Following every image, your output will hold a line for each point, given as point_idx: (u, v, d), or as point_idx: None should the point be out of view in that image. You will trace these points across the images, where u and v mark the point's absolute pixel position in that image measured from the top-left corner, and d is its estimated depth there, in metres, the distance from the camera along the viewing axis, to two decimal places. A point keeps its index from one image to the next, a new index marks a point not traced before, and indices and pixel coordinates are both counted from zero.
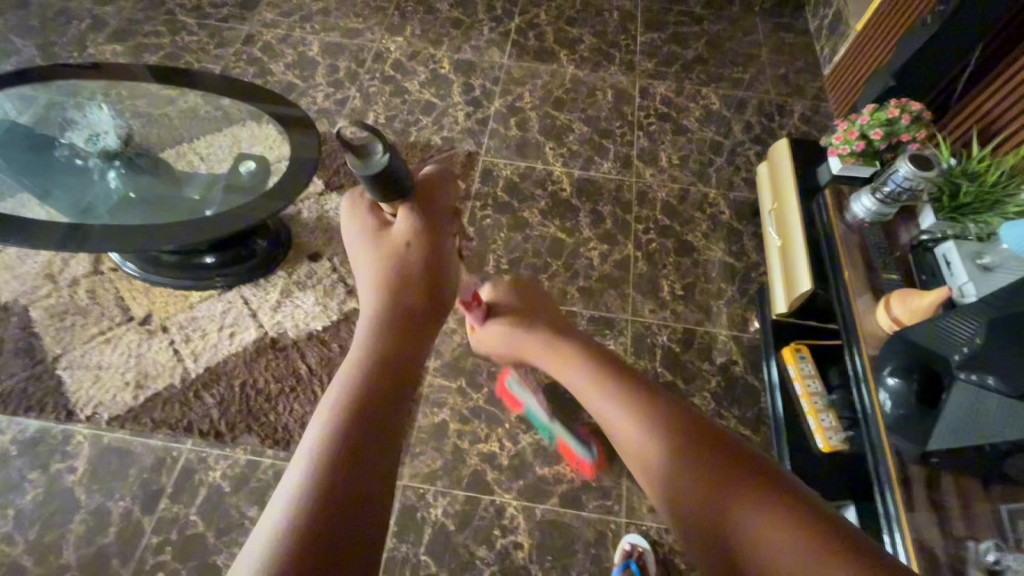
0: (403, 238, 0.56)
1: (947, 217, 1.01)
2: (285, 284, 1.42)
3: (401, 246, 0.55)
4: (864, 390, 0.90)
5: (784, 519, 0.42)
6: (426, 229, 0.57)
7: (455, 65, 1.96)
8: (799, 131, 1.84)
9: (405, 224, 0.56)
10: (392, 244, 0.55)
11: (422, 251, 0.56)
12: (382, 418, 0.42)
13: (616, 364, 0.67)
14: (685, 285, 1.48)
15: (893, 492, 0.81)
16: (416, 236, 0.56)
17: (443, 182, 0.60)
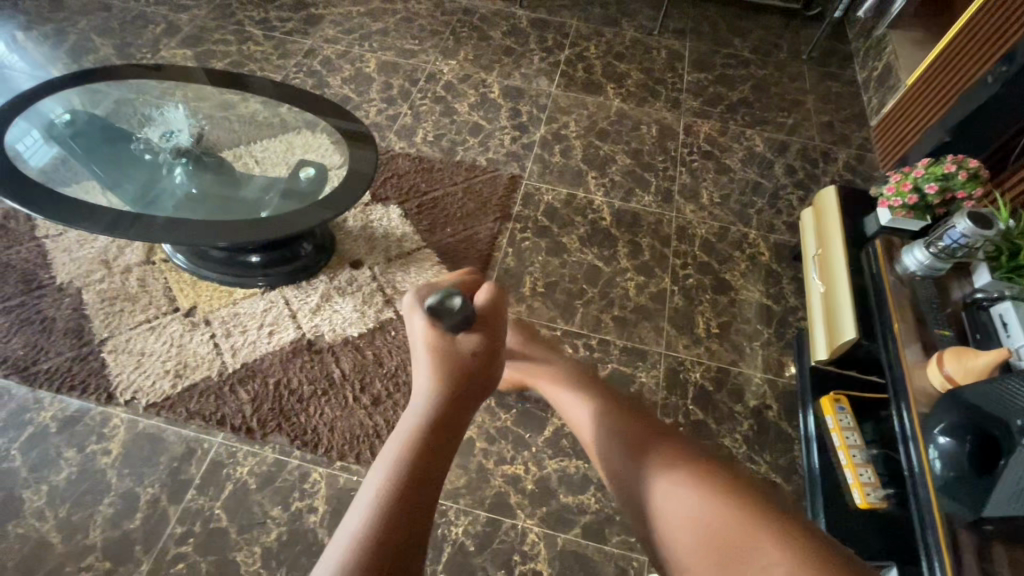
0: (465, 356, 0.58)
1: (1003, 277, 0.99)
2: (326, 288, 1.45)
3: (465, 361, 0.57)
4: (911, 448, 0.88)
5: (715, 498, 0.60)
6: (490, 347, 0.59)
7: (505, 91, 2.02)
8: (843, 179, 1.84)
9: (471, 346, 0.58)
10: (454, 359, 0.57)
11: (479, 362, 0.58)
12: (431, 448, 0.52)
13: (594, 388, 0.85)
14: (721, 323, 1.47)
15: (944, 561, 0.76)
16: (479, 352, 0.58)
17: (503, 304, 0.62)
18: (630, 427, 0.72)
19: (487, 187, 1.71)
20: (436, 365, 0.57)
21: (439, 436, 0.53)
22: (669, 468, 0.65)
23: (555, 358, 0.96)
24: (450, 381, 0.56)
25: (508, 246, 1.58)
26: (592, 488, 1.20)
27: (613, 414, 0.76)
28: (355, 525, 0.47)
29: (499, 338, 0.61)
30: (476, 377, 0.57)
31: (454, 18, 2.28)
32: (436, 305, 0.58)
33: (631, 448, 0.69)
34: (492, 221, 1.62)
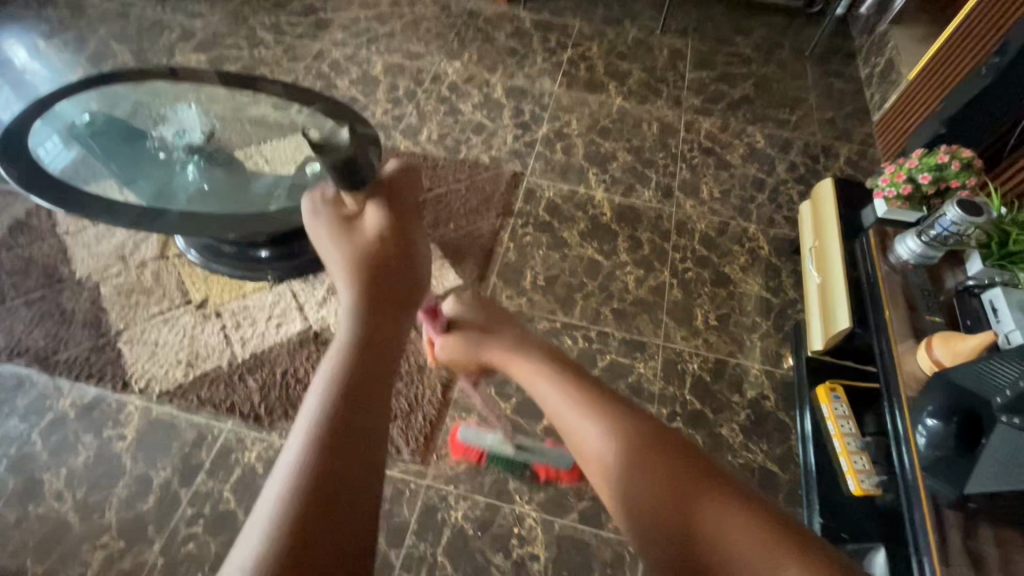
0: (371, 228, 0.62)
1: (995, 264, 1.00)
2: (332, 282, 1.50)
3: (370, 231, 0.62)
4: (904, 450, 0.87)
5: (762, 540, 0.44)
6: (392, 221, 0.64)
7: (508, 91, 2.06)
8: (845, 174, 1.84)
9: (374, 218, 0.63)
10: (360, 233, 0.62)
11: (383, 236, 0.61)
12: (358, 404, 0.43)
13: (584, 378, 0.62)
14: (720, 315, 1.49)
15: (928, 544, 0.78)
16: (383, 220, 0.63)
17: (404, 184, 0.71)
18: (656, 443, 0.52)
19: (489, 185, 1.74)
20: (343, 243, 0.60)
21: (370, 359, 0.47)
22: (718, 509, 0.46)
23: (528, 339, 0.76)
24: (359, 260, 0.58)
25: (510, 241, 1.61)
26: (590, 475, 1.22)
27: (630, 425, 0.54)
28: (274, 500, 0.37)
29: (400, 209, 0.66)
30: (389, 251, 0.60)
31: (459, 21, 2.32)
32: (319, 146, 0.69)
33: (659, 473, 0.49)
34: (493, 217, 1.66)
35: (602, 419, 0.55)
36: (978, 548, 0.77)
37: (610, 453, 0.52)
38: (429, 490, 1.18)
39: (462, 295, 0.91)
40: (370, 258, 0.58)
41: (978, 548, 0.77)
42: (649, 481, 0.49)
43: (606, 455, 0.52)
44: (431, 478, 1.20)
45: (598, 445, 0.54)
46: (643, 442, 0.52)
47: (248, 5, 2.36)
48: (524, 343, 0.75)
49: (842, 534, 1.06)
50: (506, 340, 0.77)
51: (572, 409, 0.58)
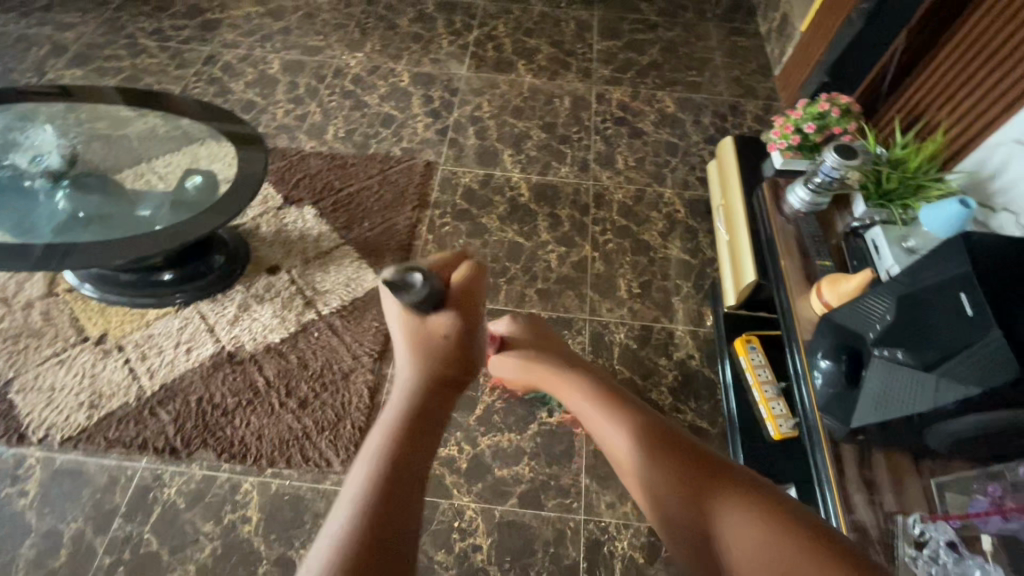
0: (440, 334, 0.56)
1: (875, 205, 1.06)
2: (243, 298, 1.42)
3: (436, 337, 0.55)
4: (804, 389, 0.89)
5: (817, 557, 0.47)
6: (460, 322, 0.57)
7: (415, 78, 1.99)
8: (752, 130, 1.89)
9: (441, 321, 0.56)
10: (427, 339, 0.56)
11: (452, 344, 0.56)
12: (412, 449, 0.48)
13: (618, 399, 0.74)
14: (642, 283, 1.51)
15: (828, 481, 0.81)
16: (451, 327, 0.56)
17: (477, 281, 0.59)
18: (667, 445, 0.62)
19: (402, 178, 1.69)
20: (410, 349, 0.56)
21: (418, 427, 0.50)
22: (727, 492, 0.55)
23: (572, 362, 0.90)
24: (425, 359, 0.55)
25: (428, 233, 1.58)
26: (526, 459, 1.22)
27: (648, 426, 0.66)
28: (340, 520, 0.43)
29: (470, 315, 0.57)
30: (455, 365, 0.56)
31: (359, 10, 2.21)
32: (393, 279, 0.55)
33: (672, 467, 0.59)
34: (410, 210, 1.61)
35: (628, 428, 0.67)
36: (875, 478, 0.80)
37: (635, 460, 0.63)
38: None
39: (518, 321, 1.06)
40: (437, 363, 0.55)
41: (873, 476, 0.80)
42: (680, 491, 0.57)
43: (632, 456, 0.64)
44: None
45: (623, 444, 0.66)
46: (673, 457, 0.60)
47: (125, 11, 2.18)
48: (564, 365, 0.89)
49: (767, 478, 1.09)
50: (547, 357, 0.93)
51: (608, 421, 0.71)
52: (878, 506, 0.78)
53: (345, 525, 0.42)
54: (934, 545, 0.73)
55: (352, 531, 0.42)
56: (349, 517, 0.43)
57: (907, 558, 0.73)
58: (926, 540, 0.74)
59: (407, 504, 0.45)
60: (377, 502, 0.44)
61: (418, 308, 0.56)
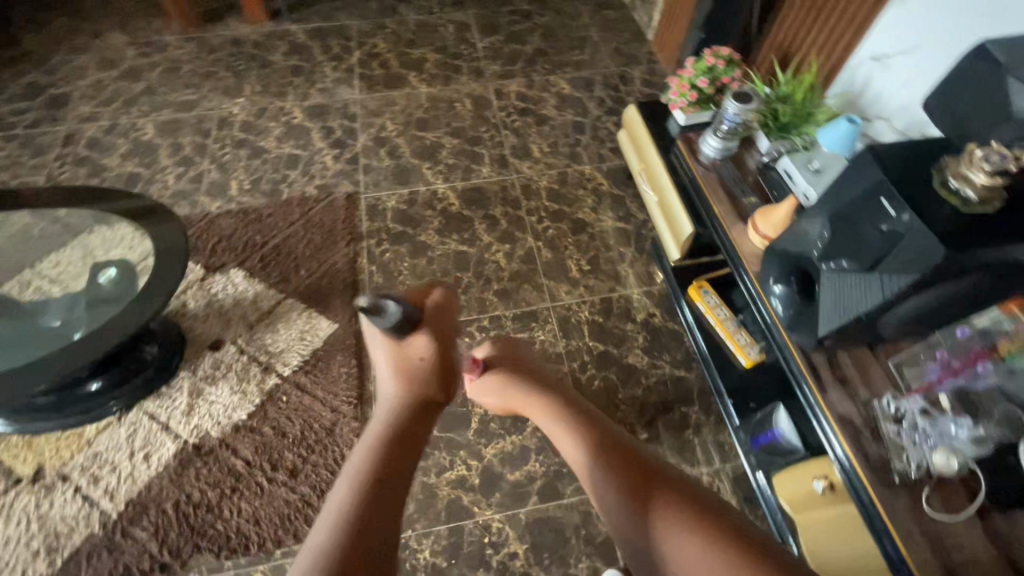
0: (418, 353, 0.68)
1: (777, 138, 1.18)
2: (192, 383, 1.31)
3: (416, 360, 0.68)
4: (763, 308, 1.00)
5: (725, 541, 0.52)
6: (438, 343, 0.69)
7: (307, 112, 1.90)
8: (644, 95, 2.01)
9: (420, 341, 0.68)
10: (408, 358, 0.68)
11: (433, 360, 0.69)
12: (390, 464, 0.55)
13: (588, 420, 0.78)
14: (590, 259, 1.57)
15: (809, 384, 0.91)
16: (429, 351, 0.69)
17: (449, 306, 0.73)
18: (612, 450, 0.69)
19: (326, 216, 1.62)
20: (395, 365, 0.68)
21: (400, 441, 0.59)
22: (670, 499, 0.58)
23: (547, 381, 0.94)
24: (410, 376, 0.68)
25: (370, 264, 1.53)
26: (533, 455, 1.23)
27: (608, 443, 0.71)
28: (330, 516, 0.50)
29: (447, 333, 0.71)
30: (436, 382, 0.69)
31: (225, 52, 2.06)
32: (370, 308, 0.62)
33: (621, 478, 0.64)
34: (344, 247, 1.56)
35: (581, 435, 0.75)
36: (845, 374, 0.91)
37: (590, 472, 0.68)
38: None
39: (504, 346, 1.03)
40: (419, 375, 0.68)
41: (844, 373, 0.90)
42: (627, 500, 0.61)
43: (591, 467, 0.68)
44: None
45: (584, 462, 0.71)
46: (625, 468, 0.65)
47: None
48: (543, 389, 0.91)
49: (752, 405, 1.21)
50: (531, 384, 0.92)
51: (574, 441, 0.75)
52: (854, 398, 0.89)
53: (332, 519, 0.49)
54: (910, 417, 0.84)
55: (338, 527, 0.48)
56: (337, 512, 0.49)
57: (891, 434, 0.85)
58: (903, 416, 0.85)
59: (387, 515, 0.50)
60: (361, 504, 0.50)
61: (401, 330, 0.66)
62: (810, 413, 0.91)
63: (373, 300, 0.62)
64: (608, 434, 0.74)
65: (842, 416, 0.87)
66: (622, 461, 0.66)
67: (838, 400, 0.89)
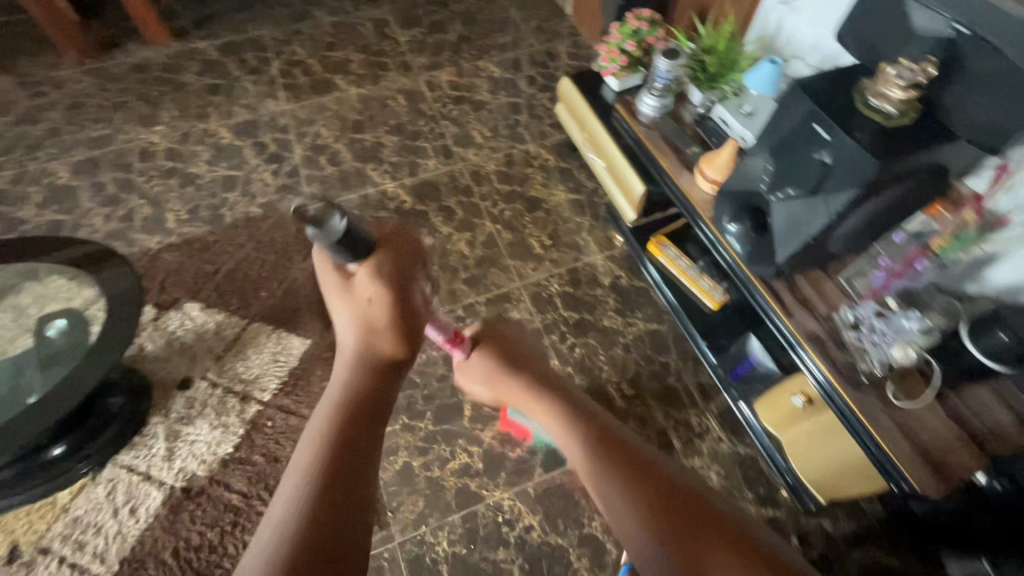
0: (368, 294, 0.61)
1: (708, 89, 1.23)
2: (167, 427, 1.25)
3: (366, 301, 0.61)
4: (724, 251, 1.05)
5: None
6: (393, 283, 0.62)
7: (235, 130, 1.82)
8: (572, 68, 2.05)
9: (370, 280, 0.61)
10: (359, 300, 0.61)
11: (388, 306, 0.62)
12: (341, 465, 0.48)
13: (587, 416, 0.65)
14: (550, 234, 1.60)
15: (777, 314, 0.97)
16: (382, 292, 0.61)
17: (405, 236, 0.64)
18: (627, 460, 0.57)
19: (277, 234, 1.57)
20: (350, 308, 0.62)
21: (351, 443, 0.50)
22: (713, 541, 0.48)
23: (541, 367, 0.78)
24: (366, 326, 0.61)
25: None
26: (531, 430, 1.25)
27: (616, 447, 0.59)
28: (272, 523, 0.45)
29: (401, 268, 0.62)
30: (393, 331, 0.62)
31: (132, 79, 1.93)
32: (313, 224, 0.54)
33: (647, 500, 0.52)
34: (302, 261, 1.52)
35: (589, 442, 0.60)
36: (806, 295, 0.98)
37: (600, 487, 0.55)
38: (404, 545, 1.12)
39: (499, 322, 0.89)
40: (377, 330, 0.61)
41: (804, 294, 0.98)
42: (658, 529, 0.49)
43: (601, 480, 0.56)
44: (398, 534, 1.13)
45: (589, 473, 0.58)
46: (647, 487, 0.53)
47: None
48: (536, 373, 0.76)
49: (723, 341, 1.29)
50: (524, 370, 0.76)
51: (575, 441, 0.62)
52: (816, 315, 0.96)
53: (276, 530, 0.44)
54: (865, 322, 0.92)
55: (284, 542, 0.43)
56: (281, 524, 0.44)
57: (853, 340, 0.92)
58: (859, 322, 0.93)
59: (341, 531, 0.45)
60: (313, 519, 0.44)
61: (348, 252, 0.58)
62: (784, 340, 0.97)
63: (314, 208, 0.54)
64: (615, 436, 0.61)
65: (809, 333, 0.94)
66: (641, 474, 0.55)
67: (804, 321, 0.96)
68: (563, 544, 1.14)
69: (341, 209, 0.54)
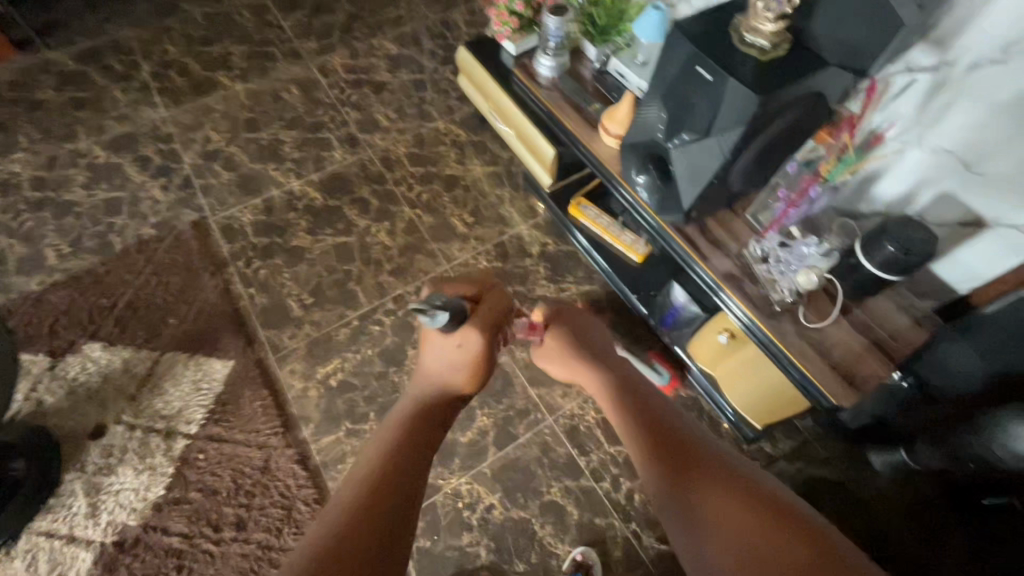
0: (458, 343, 0.80)
1: (602, 43, 1.21)
2: (85, 481, 1.14)
3: (455, 348, 0.80)
4: (648, 215, 1.06)
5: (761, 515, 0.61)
6: (478, 338, 0.80)
7: (111, 146, 1.64)
8: (472, 35, 1.98)
9: (463, 336, 0.79)
10: (448, 347, 0.80)
11: (468, 353, 0.80)
12: (400, 466, 0.68)
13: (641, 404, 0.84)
14: (471, 211, 1.56)
15: (700, 267, 0.99)
16: (471, 344, 0.80)
17: (491, 299, 0.84)
18: (664, 436, 0.76)
19: (177, 253, 1.44)
20: (437, 350, 0.82)
21: (408, 449, 0.71)
22: (711, 485, 0.67)
23: (613, 358, 0.96)
24: (444, 370, 0.82)
25: (247, 286, 1.40)
26: (479, 411, 1.24)
27: (655, 428, 0.78)
28: (347, 497, 0.64)
29: (487, 327, 0.81)
30: (464, 374, 0.82)
31: None
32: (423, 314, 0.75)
33: (670, 464, 0.72)
34: (211, 279, 1.41)
35: (636, 425, 0.80)
36: (717, 237, 1.00)
37: (641, 455, 0.76)
38: None
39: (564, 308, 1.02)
40: (457, 370, 0.81)
41: (714, 236, 1.00)
42: (672, 481, 0.69)
43: (642, 451, 0.76)
44: None
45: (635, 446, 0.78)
46: (670, 453, 0.73)
47: None
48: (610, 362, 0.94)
49: (653, 292, 1.30)
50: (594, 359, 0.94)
51: (627, 424, 0.82)
52: (729, 254, 0.99)
53: (347, 499, 0.64)
54: (772, 254, 0.95)
55: (353, 508, 0.63)
56: (350, 498, 0.64)
57: (763, 273, 0.96)
58: (767, 255, 0.96)
59: (388, 504, 0.64)
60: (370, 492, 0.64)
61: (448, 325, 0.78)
62: (709, 289, 0.99)
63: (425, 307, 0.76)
64: (657, 420, 0.80)
65: (724, 273, 0.97)
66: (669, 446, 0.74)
67: (718, 262, 0.98)
68: (525, 516, 1.15)
69: (445, 308, 0.75)
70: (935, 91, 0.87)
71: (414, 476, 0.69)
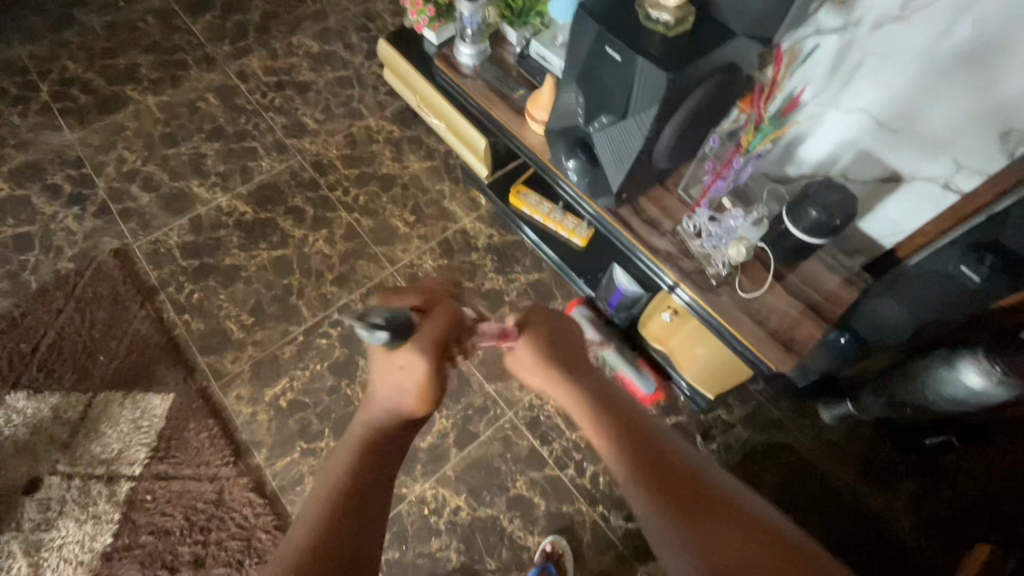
0: (401, 362, 0.69)
1: (521, 26, 1.18)
2: (23, 540, 1.08)
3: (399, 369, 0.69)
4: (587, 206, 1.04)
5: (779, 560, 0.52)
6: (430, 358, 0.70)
7: (14, 177, 1.52)
8: (396, 25, 1.90)
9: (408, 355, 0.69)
10: (393, 367, 0.70)
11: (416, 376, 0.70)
12: (345, 520, 0.58)
13: (624, 421, 0.73)
14: (412, 209, 1.51)
15: (640, 251, 0.99)
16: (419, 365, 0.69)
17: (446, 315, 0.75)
18: (654, 461, 0.65)
19: (100, 286, 1.35)
20: (384, 374, 0.71)
21: (353, 500, 0.60)
22: (719, 520, 0.57)
23: (588, 368, 0.83)
24: (395, 396, 0.71)
25: (181, 313, 1.33)
26: (437, 414, 1.22)
27: (641, 449, 0.67)
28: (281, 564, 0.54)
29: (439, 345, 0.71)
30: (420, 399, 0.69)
31: None
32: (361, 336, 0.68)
33: (665, 490, 0.61)
34: (140, 309, 1.33)
35: (618, 445, 0.69)
36: (651, 216, 0.99)
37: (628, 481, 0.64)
38: None
39: (540, 311, 0.88)
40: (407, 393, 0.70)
41: (648, 215, 1.00)
42: (671, 514, 0.58)
43: (627, 473, 0.65)
44: None
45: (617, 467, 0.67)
46: (664, 481, 0.62)
47: None
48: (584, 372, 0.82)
49: (597, 275, 1.31)
50: (572, 370, 0.80)
51: (605, 441, 0.71)
52: (664, 232, 0.98)
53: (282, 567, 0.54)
54: (704, 228, 0.96)
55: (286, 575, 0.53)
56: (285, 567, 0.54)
57: (697, 247, 0.96)
58: (699, 229, 0.96)
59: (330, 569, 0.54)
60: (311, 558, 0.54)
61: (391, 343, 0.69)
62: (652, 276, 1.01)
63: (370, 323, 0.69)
64: (643, 439, 0.69)
65: (660, 252, 0.97)
66: (658, 471, 0.64)
67: (654, 242, 0.98)
68: (493, 514, 1.14)
69: (383, 328, 0.68)
70: (844, 50, 0.87)
71: (357, 532, 0.58)
